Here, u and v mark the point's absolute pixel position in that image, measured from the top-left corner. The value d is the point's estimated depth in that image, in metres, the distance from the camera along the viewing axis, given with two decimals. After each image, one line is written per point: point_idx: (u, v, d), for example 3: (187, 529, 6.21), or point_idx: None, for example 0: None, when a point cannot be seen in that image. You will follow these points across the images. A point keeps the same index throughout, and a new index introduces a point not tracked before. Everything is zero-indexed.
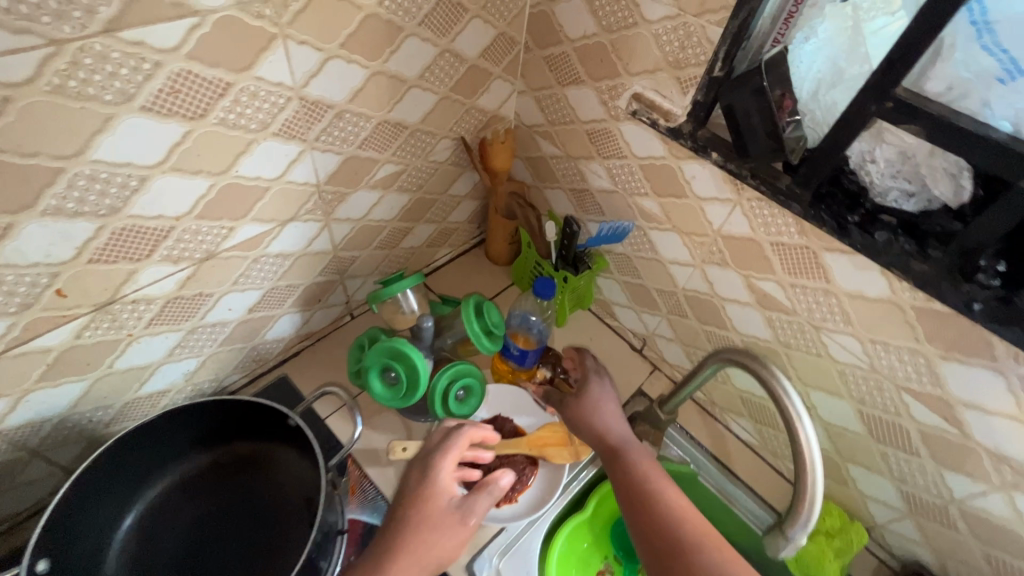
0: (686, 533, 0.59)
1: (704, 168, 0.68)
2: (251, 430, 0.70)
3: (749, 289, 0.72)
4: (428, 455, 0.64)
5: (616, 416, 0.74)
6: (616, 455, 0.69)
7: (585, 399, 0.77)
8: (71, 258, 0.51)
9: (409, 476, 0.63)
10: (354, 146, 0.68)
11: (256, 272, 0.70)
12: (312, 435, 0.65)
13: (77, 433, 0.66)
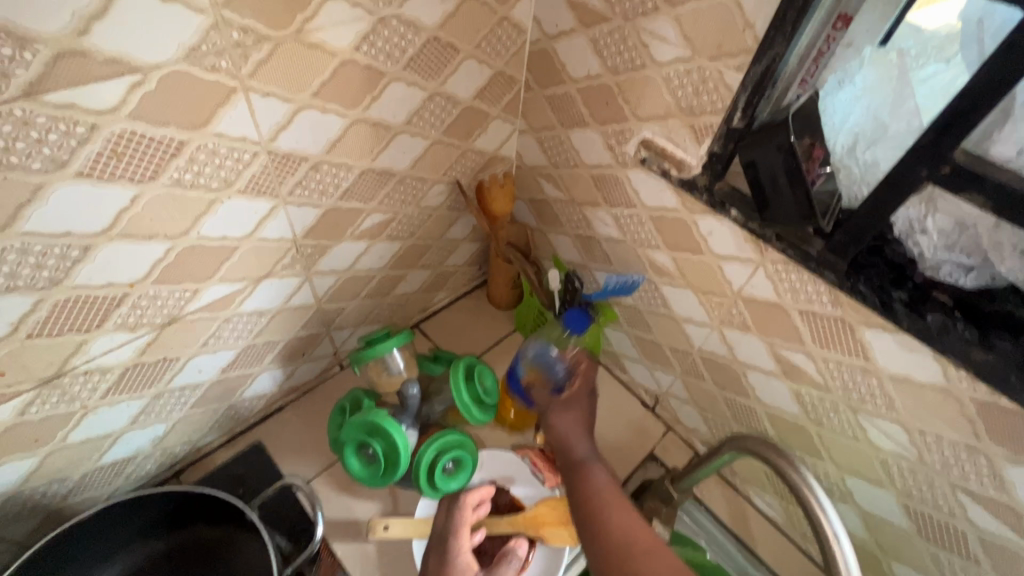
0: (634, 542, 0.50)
1: (723, 225, 0.60)
2: (212, 521, 0.63)
3: (775, 358, 0.64)
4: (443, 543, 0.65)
5: (584, 431, 0.66)
6: (577, 473, 0.60)
7: (568, 413, 0.69)
8: (6, 334, 0.46)
9: (428, 564, 0.64)
10: (335, 198, 0.63)
11: (228, 333, 0.65)
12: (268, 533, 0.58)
13: (31, 508, 0.61)
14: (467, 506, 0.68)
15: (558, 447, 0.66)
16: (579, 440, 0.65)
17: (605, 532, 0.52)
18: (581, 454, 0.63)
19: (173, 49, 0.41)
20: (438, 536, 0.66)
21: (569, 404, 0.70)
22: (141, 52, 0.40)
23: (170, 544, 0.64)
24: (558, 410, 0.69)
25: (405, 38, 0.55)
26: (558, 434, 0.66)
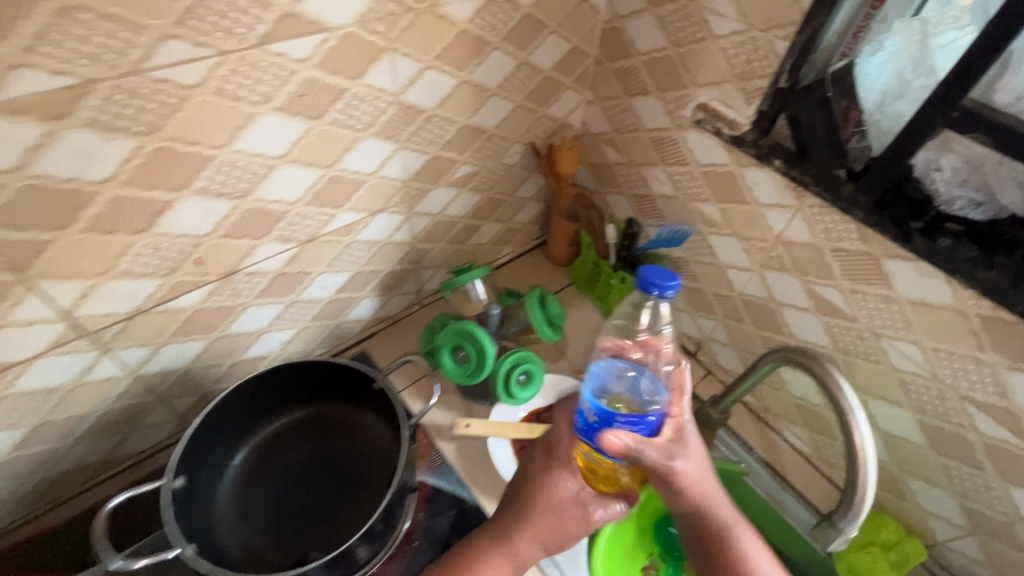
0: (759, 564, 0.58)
1: (767, 176, 0.70)
2: (337, 394, 0.72)
3: (809, 294, 0.74)
4: (547, 446, 0.62)
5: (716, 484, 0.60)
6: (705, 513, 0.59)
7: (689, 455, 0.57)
8: (209, 232, 0.61)
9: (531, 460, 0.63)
10: (438, 147, 0.76)
11: (347, 256, 0.79)
12: (398, 396, 0.66)
13: (194, 386, 0.76)
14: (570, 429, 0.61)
15: (693, 509, 0.59)
16: (717, 498, 0.59)
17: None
18: (723, 521, 0.59)
19: (351, 15, 0.55)
20: (544, 442, 0.63)
21: (695, 450, 0.58)
22: (331, 16, 0.54)
23: (313, 408, 0.72)
24: (692, 463, 0.57)
25: (507, 14, 0.68)
26: (700, 504, 0.58)
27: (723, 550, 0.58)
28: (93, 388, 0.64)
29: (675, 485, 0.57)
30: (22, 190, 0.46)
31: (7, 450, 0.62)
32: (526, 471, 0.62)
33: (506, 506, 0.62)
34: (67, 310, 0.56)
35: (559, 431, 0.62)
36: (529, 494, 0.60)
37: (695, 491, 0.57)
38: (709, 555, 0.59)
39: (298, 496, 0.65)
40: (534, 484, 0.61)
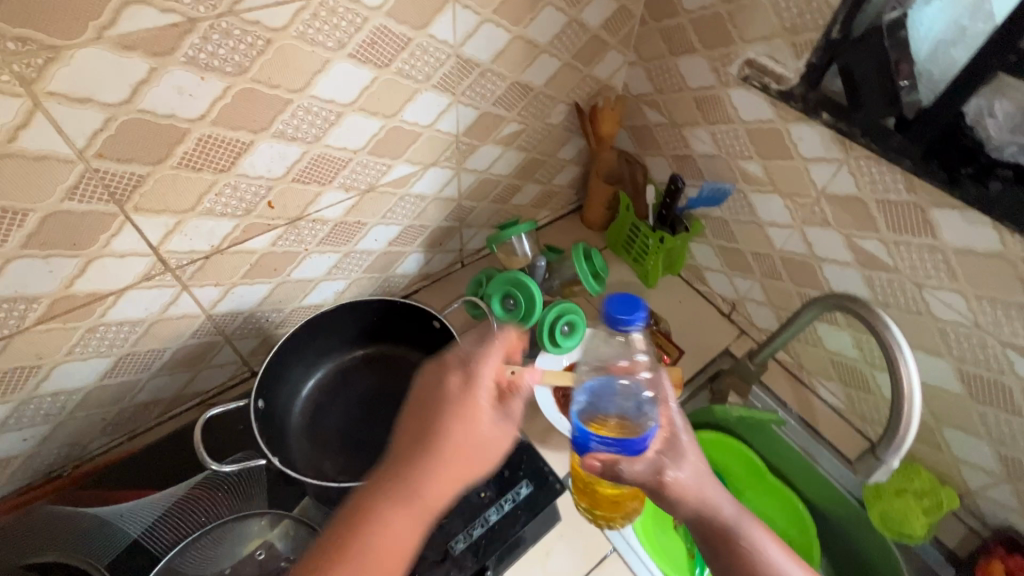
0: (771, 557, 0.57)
1: (813, 129, 0.72)
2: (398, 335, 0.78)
3: (850, 248, 0.75)
4: (465, 374, 0.53)
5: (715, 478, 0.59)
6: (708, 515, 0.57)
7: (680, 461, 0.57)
8: (282, 175, 0.64)
9: (445, 385, 0.52)
10: (489, 103, 0.79)
11: (400, 209, 0.82)
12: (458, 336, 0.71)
13: (257, 329, 0.80)
14: (494, 351, 0.54)
15: (697, 510, 0.57)
16: (718, 491, 0.58)
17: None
18: (730, 517, 0.58)
19: None
20: (456, 364, 0.53)
21: (687, 451, 0.58)
22: None
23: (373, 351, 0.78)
24: (685, 465, 0.57)
25: None
26: (704, 502, 0.57)
27: (733, 546, 0.56)
28: (171, 324, 0.69)
29: (674, 489, 0.56)
30: (128, 123, 0.50)
31: (95, 378, 0.67)
32: (423, 396, 0.53)
33: (405, 435, 0.51)
34: (156, 244, 0.60)
35: (487, 360, 0.53)
36: (438, 418, 0.50)
37: (693, 493, 0.57)
38: (720, 555, 0.57)
39: (365, 423, 0.71)
40: (445, 410, 0.51)
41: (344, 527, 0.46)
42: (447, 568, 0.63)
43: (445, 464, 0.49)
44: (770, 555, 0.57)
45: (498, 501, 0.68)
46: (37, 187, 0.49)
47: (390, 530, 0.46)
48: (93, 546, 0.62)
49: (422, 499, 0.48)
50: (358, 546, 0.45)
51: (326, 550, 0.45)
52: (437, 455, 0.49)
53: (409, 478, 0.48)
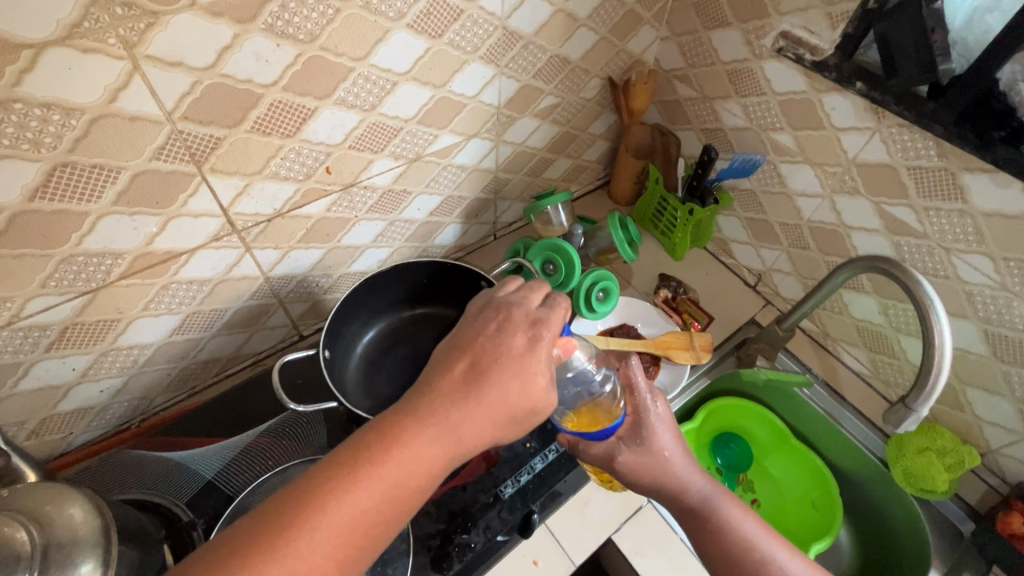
0: (740, 537, 0.59)
1: (846, 99, 0.74)
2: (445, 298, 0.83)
3: (880, 215, 0.78)
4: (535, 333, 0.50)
5: (686, 460, 0.63)
6: (675, 495, 0.62)
7: (641, 446, 0.62)
8: (340, 142, 0.68)
9: (512, 342, 0.49)
10: (530, 76, 0.82)
11: (442, 178, 0.86)
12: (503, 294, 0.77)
13: (308, 293, 0.84)
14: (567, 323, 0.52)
15: (668, 490, 0.62)
16: (688, 471, 0.62)
17: (757, 555, 0.57)
18: (701, 494, 0.61)
19: None
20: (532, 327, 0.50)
21: (653, 436, 0.62)
22: None
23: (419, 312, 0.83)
24: (649, 450, 0.62)
25: None
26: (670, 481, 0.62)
27: (704, 521, 0.60)
28: (233, 284, 0.73)
29: (637, 470, 0.61)
30: (211, 87, 0.53)
31: (164, 334, 0.72)
32: (494, 344, 0.49)
33: (458, 369, 0.48)
34: (226, 206, 0.64)
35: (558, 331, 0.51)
36: (500, 371, 0.47)
37: (655, 474, 0.62)
38: (694, 531, 0.61)
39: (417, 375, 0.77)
40: (507, 365, 0.48)
41: (374, 442, 0.42)
42: (499, 509, 0.68)
43: (490, 414, 0.46)
44: (741, 529, 0.59)
45: (542, 451, 0.73)
46: (129, 146, 0.53)
47: (414, 462, 0.43)
48: (174, 487, 0.67)
49: (454, 441, 0.44)
50: (377, 468, 0.41)
51: (341, 463, 0.41)
52: (487, 406, 0.46)
53: (449, 411, 0.45)
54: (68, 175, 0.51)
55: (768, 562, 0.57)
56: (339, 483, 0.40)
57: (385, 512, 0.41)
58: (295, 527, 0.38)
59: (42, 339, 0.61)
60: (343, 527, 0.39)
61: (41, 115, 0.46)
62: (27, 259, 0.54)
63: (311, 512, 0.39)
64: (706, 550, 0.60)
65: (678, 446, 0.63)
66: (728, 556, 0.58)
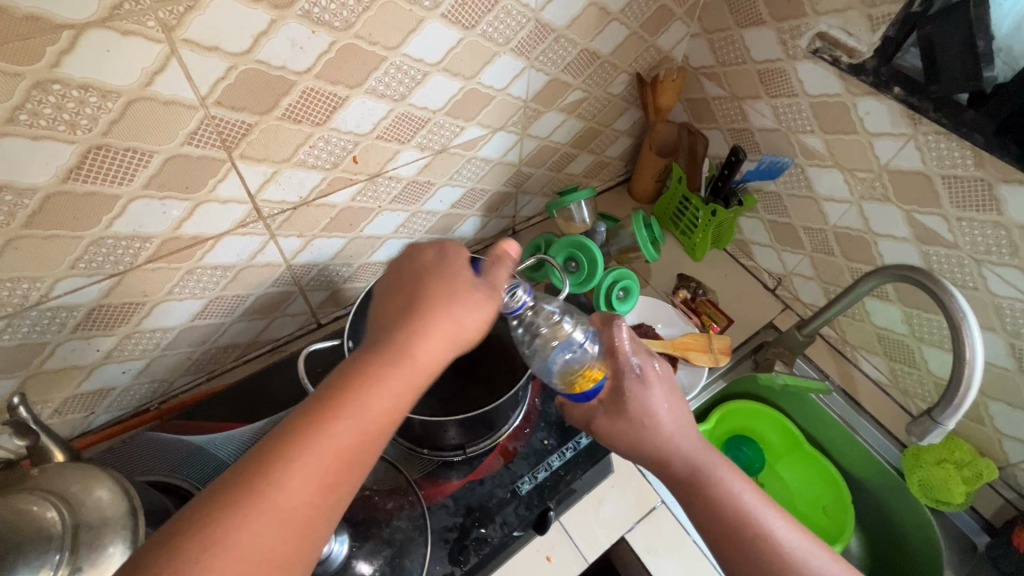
0: (735, 507, 0.57)
1: (882, 103, 0.73)
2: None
3: (909, 223, 0.77)
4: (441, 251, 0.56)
5: (682, 428, 0.62)
6: (665, 461, 0.60)
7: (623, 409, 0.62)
8: (368, 132, 0.67)
9: (427, 266, 0.54)
10: (560, 69, 0.81)
11: (466, 171, 0.85)
12: None
13: (330, 281, 0.85)
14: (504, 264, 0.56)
15: (656, 456, 0.61)
16: (683, 439, 0.61)
17: (752, 529, 0.55)
18: (692, 461, 0.59)
19: None
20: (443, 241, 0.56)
21: (636, 402, 0.62)
22: None
23: None
24: (634, 412, 0.62)
25: None
26: (662, 447, 0.61)
27: (699, 487, 0.58)
28: (256, 271, 0.73)
29: (626, 433, 0.62)
30: (246, 72, 0.53)
31: (187, 319, 0.72)
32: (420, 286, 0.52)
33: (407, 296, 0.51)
34: (254, 192, 0.64)
35: (498, 271, 0.56)
36: (436, 289, 0.51)
37: (637, 437, 0.61)
38: (688, 498, 0.59)
39: None
40: (444, 286, 0.51)
41: (353, 371, 0.45)
42: (516, 505, 0.67)
43: (444, 336, 0.49)
44: (740, 499, 0.57)
45: (560, 448, 0.71)
46: (162, 131, 0.52)
47: (387, 396, 0.44)
48: (191, 469, 0.66)
49: (418, 361, 0.47)
50: (356, 393, 0.43)
51: (327, 390, 0.43)
52: (430, 332, 0.48)
53: (402, 330, 0.48)
54: (102, 157, 0.51)
55: (764, 535, 0.55)
56: (321, 411, 0.42)
57: (366, 434, 0.43)
58: (280, 458, 0.39)
59: (69, 320, 0.61)
60: (327, 453, 0.41)
61: (78, 96, 0.46)
62: (57, 240, 0.54)
63: (293, 446, 0.40)
64: (699, 518, 0.58)
65: (670, 409, 0.62)
66: (721, 528, 0.56)
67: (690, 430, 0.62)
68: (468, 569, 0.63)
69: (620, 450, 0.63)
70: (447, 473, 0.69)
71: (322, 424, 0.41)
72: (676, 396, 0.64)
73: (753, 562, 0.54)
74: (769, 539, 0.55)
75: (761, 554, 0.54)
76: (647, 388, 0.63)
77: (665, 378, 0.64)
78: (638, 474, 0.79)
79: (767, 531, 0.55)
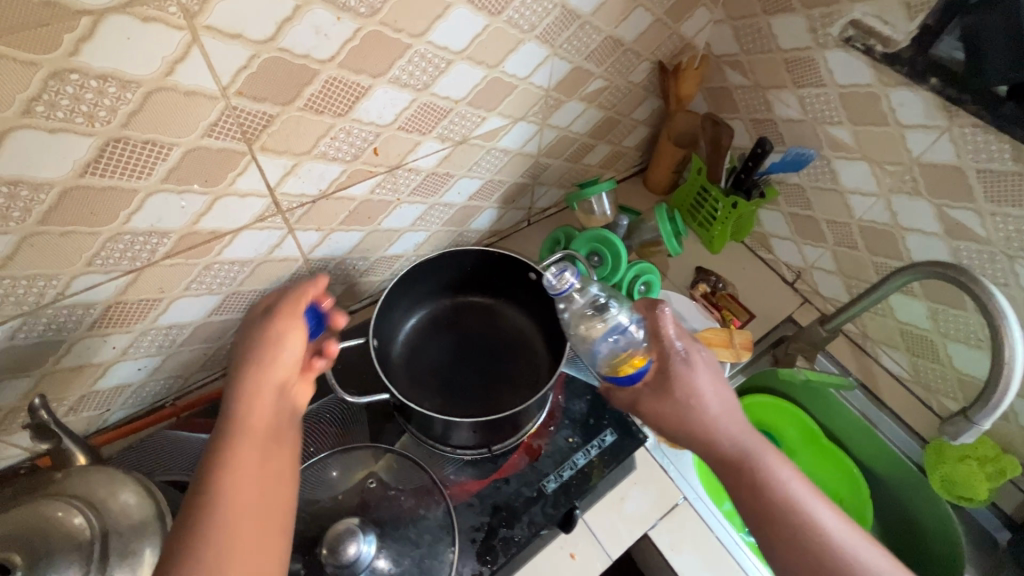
0: (782, 492, 0.55)
1: (917, 95, 0.71)
2: (487, 287, 0.79)
3: (940, 218, 0.76)
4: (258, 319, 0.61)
5: (729, 410, 0.60)
6: (711, 442, 0.58)
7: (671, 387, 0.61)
8: (389, 122, 0.65)
9: (242, 338, 0.60)
10: (583, 57, 0.78)
11: (485, 162, 0.83)
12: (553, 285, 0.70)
13: (346, 275, 0.83)
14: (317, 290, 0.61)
15: (701, 436, 0.59)
16: (730, 422, 0.59)
17: (800, 517, 0.54)
18: (739, 443, 0.58)
19: None
20: (258, 312, 0.62)
21: (684, 381, 0.61)
22: None
23: (459, 300, 0.79)
24: (681, 392, 0.60)
25: None
26: (709, 427, 0.59)
27: (746, 470, 0.57)
28: (274, 266, 0.71)
29: (672, 413, 0.60)
30: (268, 62, 0.51)
31: (203, 315, 0.70)
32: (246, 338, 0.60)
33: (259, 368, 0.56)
34: (273, 185, 0.62)
35: (301, 306, 0.61)
36: (245, 356, 0.57)
37: (683, 416, 0.60)
38: (733, 480, 0.57)
39: (456, 364, 0.73)
40: (258, 349, 0.57)
41: (228, 448, 0.50)
42: (543, 504, 0.66)
43: (267, 391, 0.55)
44: (787, 485, 0.56)
45: (585, 446, 0.71)
46: (182, 123, 0.50)
47: (256, 453, 0.51)
48: None
49: (262, 419, 0.54)
50: (229, 465, 0.49)
51: (212, 478, 0.48)
52: (245, 396, 0.54)
53: (239, 397, 0.54)
54: (121, 151, 0.49)
55: (810, 524, 0.53)
56: (214, 494, 0.47)
57: (259, 502, 0.49)
58: (184, 551, 0.44)
59: (85, 318, 0.60)
60: (230, 528, 0.46)
61: (96, 87, 0.44)
62: (74, 237, 0.52)
63: (196, 534, 0.45)
64: (744, 501, 0.56)
65: (716, 392, 0.61)
66: (767, 514, 0.54)
67: (738, 412, 0.60)
68: (495, 570, 0.62)
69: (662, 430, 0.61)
70: (473, 471, 0.68)
71: (213, 506, 0.47)
72: (722, 380, 0.62)
73: (801, 548, 0.52)
74: (815, 526, 0.53)
75: (806, 543, 0.53)
76: (693, 369, 0.61)
77: (711, 361, 0.63)
78: (660, 471, 0.79)
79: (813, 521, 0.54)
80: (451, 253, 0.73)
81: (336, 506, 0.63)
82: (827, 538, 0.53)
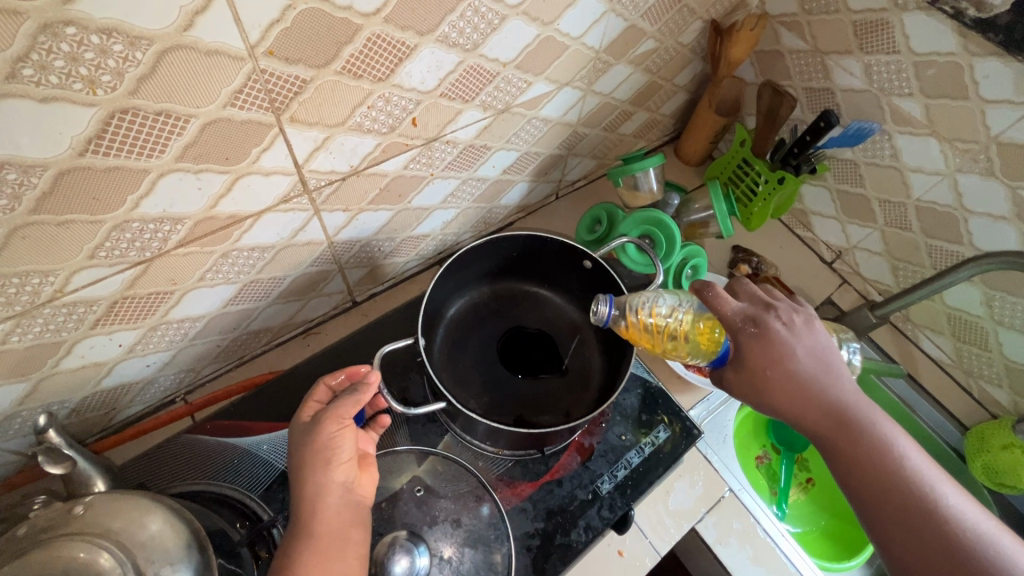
0: (890, 462, 0.51)
1: (1007, 67, 0.65)
2: (532, 275, 0.76)
3: (1012, 201, 0.71)
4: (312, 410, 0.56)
5: (823, 377, 0.56)
6: (804, 412, 0.55)
7: (749, 356, 0.57)
8: (432, 88, 0.56)
9: (297, 428, 0.55)
10: (638, 15, 0.69)
11: (524, 133, 0.74)
12: (614, 272, 0.67)
13: (371, 257, 0.75)
14: (363, 394, 0.54)
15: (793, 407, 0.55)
16: (825, 388, 0.55)
17: (912, 488, 0.50)
18: (837, 412, 0.54)
19: None
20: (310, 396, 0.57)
21: (763, 352, 0.56)
22: None
23: (498, 287, 0.75)
24: (764, 361, 0.56)
25: None
26: (803, 398, 0.55)
27: (848, 443, 0.53)
28: (298, 250, 0.64)
29: (758, 385, 0.56)
30: (305, 14, 0.41)
31: (218, 305, 0.62)
32: (295, 447, 0.54)
33: (313, 474, 0.51)
34: (301, 162, 0.53)
35: (348, 398, 0.54)
36: (302, 456, 0.52)
37: (770, 386, 0.56)
38: (832, 451, 0.54)
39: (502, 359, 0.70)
40: (314, 451, 0.52)
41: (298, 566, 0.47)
42: (599, 507, 0.64)
43: (330, 501, 0.51)
44: (897, 459, 0.51)
45: (639, 444, 0.68)
46: (202, 90, 0.41)
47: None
48: (238, 475, 0.63)
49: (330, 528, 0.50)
50: None
51: None
52: (313, 505, 0.50)
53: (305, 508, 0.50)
54: (129, 124, 0.40)
55: (930, 505, 0.49)
56: None
57: None
58: None
59: (87, 316, 0.52)
60: None
61: (98, 44, 0.35)
62: (74, 226, 0.44)
63: None
64: (845, 473, 0.53)
65: (807, 354, 0.56)
66: (875, 491, 0.51)
67: (840, 380, 0.56)
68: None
69: (750, 403, 0.58)
70: (523, 474, 0.65)
71: None
72: (818, 346, 0.57)
73: (917, 523, 0.48)
74: (930, 497, 0.49)
75: (924, 525, 0.48)
76: (770, 331, 0.57)
77: (800, 326, 0.58)
78: (704, 461, 0.76)
79: (932, 502, 0.49)
80: (501, 236, 0.68)
81: (383, 513, 0.59)
82: (951, 521, 0.48)
